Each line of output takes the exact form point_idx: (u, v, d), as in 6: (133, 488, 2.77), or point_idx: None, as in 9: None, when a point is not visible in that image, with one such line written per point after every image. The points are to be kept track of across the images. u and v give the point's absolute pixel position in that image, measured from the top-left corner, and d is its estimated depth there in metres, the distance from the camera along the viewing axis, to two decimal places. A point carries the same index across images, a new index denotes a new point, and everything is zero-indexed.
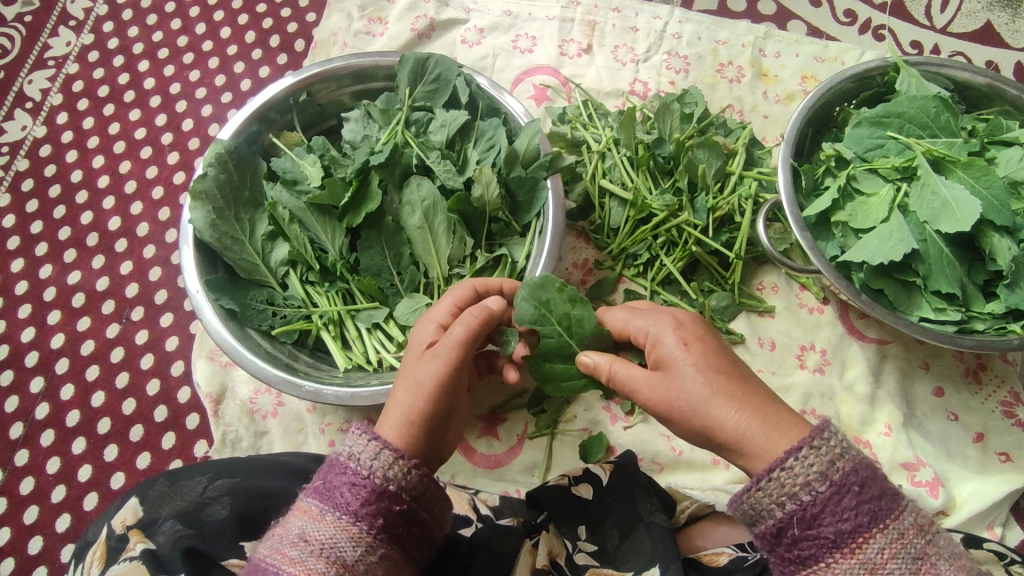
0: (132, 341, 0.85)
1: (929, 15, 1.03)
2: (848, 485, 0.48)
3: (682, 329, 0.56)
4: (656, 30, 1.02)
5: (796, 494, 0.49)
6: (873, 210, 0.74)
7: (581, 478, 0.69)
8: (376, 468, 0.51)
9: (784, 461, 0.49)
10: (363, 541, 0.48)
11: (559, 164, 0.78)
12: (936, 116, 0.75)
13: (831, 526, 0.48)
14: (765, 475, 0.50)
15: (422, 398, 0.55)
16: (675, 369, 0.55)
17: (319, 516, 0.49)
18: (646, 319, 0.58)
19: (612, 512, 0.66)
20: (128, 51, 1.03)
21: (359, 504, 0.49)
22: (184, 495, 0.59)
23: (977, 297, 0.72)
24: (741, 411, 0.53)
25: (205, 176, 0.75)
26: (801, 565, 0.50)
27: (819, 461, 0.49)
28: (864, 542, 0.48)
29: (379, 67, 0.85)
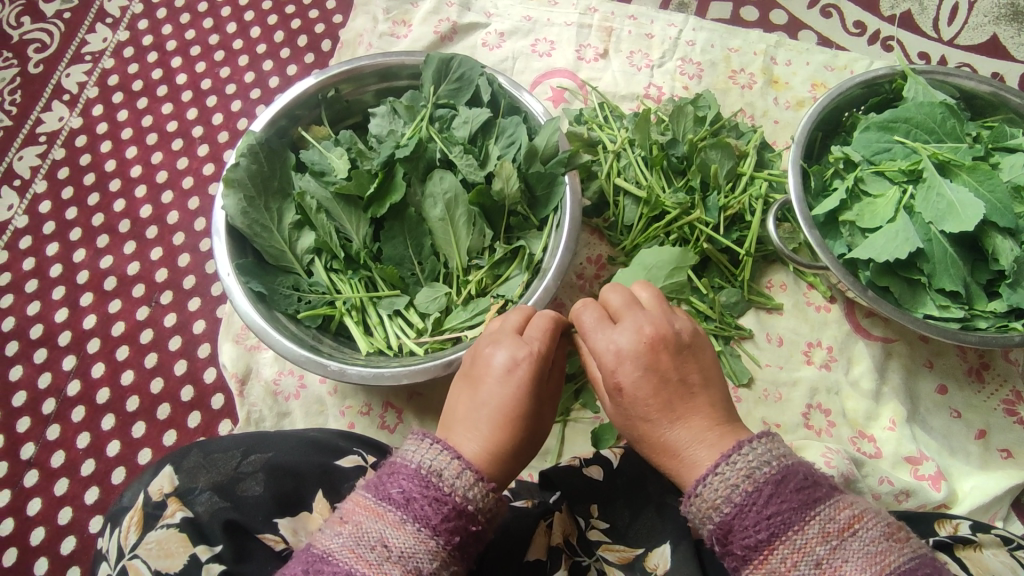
0: (161, 323, 0.89)
1: (937, 28, 1.06)
2: (749, 503, 0.49)
3: (656, 337, 0.56)
4: (671, 37, 1.05)
5: (711, 514, 0.51)
6: (879, 210, 0.76)
7: (591, 459, 0.70)
8: (457, 487, 0.52)
9: (695, 488, 0.52)
10: (441, 557, 0.49)
11: (576, 161, 0.81)
12: (941, 122, 0.78)
13: (739, 542, 0.49)
14: (687, 500, 0.52)
15: (494, 436, 0.56)
16: (627, 364, 0.55)
17: (397, 523, 0.49)
18: (620, 327, 0.56)
19: (623, 494, 0.68)
20: (162, 48, 1.07)
21: (439, 519, 0.50)
22: (219, 468, 0.62)
23: (979, 296, 0.74)
24: (693, 429, 0.55)
25: (237, 166, 0.78)
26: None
27: (725, 484, 0.50)
28: (767, 555, 0.48)
29: (403, 66, 0.89)
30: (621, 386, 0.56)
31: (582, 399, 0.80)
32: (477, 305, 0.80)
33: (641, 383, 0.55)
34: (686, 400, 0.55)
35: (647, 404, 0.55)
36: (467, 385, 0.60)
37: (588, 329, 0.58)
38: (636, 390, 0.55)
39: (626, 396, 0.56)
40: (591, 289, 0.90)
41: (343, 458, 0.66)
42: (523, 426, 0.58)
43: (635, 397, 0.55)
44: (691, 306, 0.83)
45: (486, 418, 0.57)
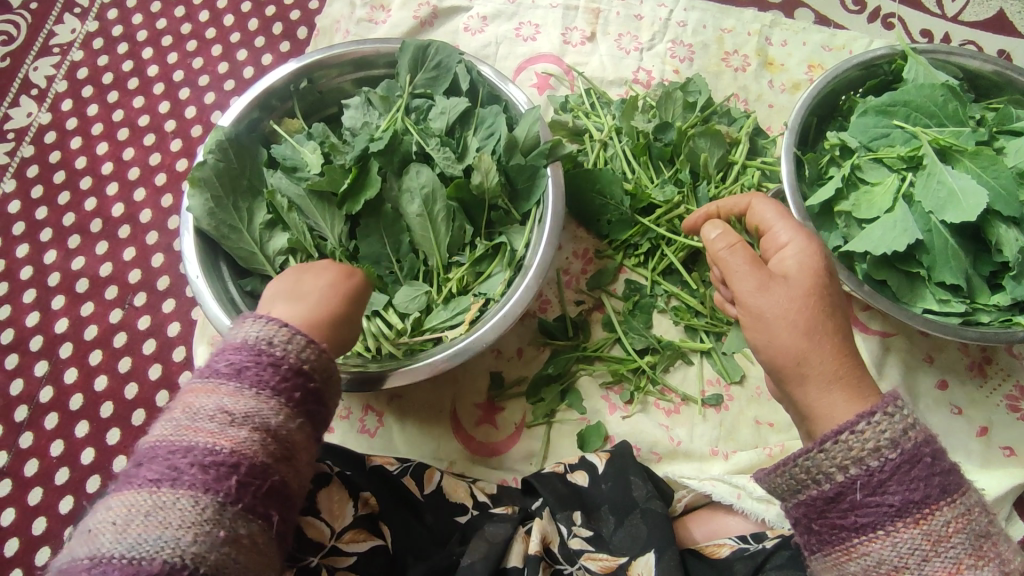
0: (134, 327, 0.86)
1: (940, 3, 1.01)
2: (918, 457, 0.50)
3: (816, 257, 0.56)
4: (661, 18, 1.01)
5: (865, 460, 0.50)
6: (877, 200, 0.72)
7: (577, 465, 0.69)
8: (290, 351, 0.53)
9: (855, 425, 0.51)
10: (283, 411, 0.51)
11: (559, 151, 0.77)
12: (943, 104, 0.74)
13: (898, 495, 0.50)
14: (835, 434, 0.51)
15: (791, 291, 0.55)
16: (791, 285, 0.55)
17: (234, 391, 0.50)
18: (786, 230, 0.58)
19: (608, 499, 0.66)
20: (132, 38, 1.03)
21: (276, 379, 0.51)
22: None
23: (982, 289, 0.70)
24: (829, 357, 0.54)
25: (203, 164, 0.75)
26: (858, 531, 0.51)
27: (891, 428, 0.50)
28: (930, 513, 0.50)
29: (379, 54, 0.85)
30: (764, 314, 0.55)
31: (568, 400, 0.78)
32: (458, 304, 0.76)
33: (790, 302, 0.54)
34: (831, 331, 0.54)
35: (788, 330, 0.54)
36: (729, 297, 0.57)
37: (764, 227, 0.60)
38: (778, 314, 0.54)
39: (760, 318, 0.55)
40: (575, 285, 0.85)
41: None
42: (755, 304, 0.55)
43: (777, 325, 0.54)
44: (681, 301, 0.80)
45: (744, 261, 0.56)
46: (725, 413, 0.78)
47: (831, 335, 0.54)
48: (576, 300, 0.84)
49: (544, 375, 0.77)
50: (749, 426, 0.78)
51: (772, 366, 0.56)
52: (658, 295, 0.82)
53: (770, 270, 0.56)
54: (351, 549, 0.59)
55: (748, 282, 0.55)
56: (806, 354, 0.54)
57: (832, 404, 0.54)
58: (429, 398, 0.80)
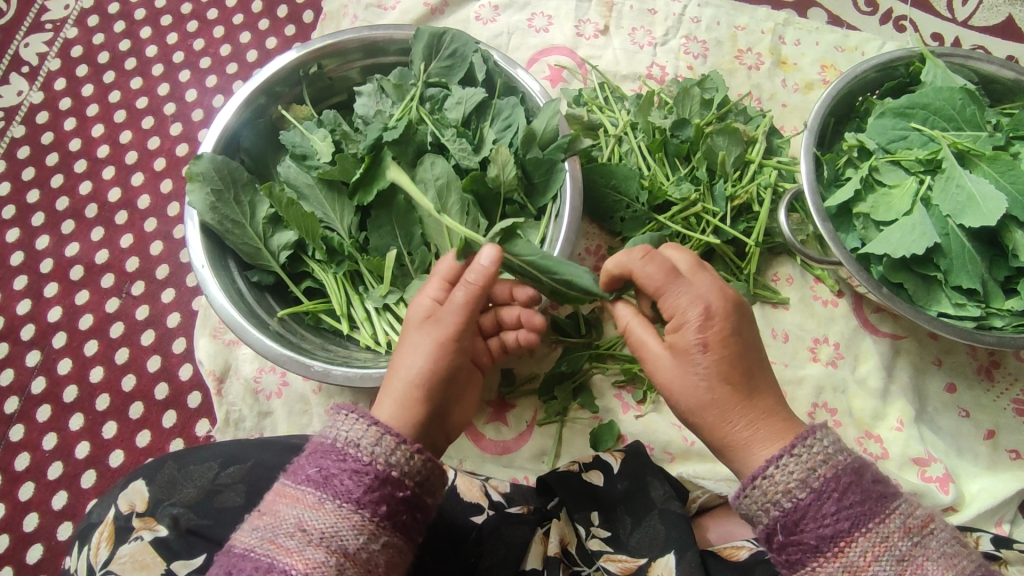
0: (132, 316, 0.84)
1: (951, 7, 1.01)
2: (828, 492, 0.50)
3: (708, 323, 0.54)
4: (675, 14, 1.00)
5: (779, 501, 0.51)
6: (895, 202, 0.72)
7: (591, 463, 0.68)
8: (377, 454, 0.52)
9: (766, 470, 0.52)
10: (366, 529, 0.50)
11: (576, 146, 0.76)
12: (961, 108, 0.74)
13: (813, 532, 0.50)
14: (750, 481, 0.52)
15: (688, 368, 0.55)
16: (688, 356, 0.54)
17: (316, 504, 0.50)
18: (678, 295, 0.54)
19: (624, 499, 0.66)
20: (129, 17, 0.99)
21: (361, 491, 0.50)
22: (193, 481, 0.56)
23: (997, 294, 0.70)
24: (736, 413, 0.54)
25: (201, 158, 0.73)
26: (791, 567, 0.52)
27: (799, 469, 0.51)
28: (847, 546, 0.50)
29: (391, 40, 0.82)
30: (668, 384, 0.56)
31: (580, 399, 0.77)
32: None
33: (684, 372, 0.55)
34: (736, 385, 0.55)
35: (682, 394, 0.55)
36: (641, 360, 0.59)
37: (653, 292, 0.55)
38: (679, 383, 0.55)
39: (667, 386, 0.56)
40: None
41: None
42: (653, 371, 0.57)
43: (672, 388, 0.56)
44: None
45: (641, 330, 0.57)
46: None
47: (733, 394, 0.54)
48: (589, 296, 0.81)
49: (557, 372, 0.76)
50: None
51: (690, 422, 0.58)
52: None
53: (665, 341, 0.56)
54: None
55: (643, 353, 0.57)
56: (709, 410, 0.55)
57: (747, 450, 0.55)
58: None
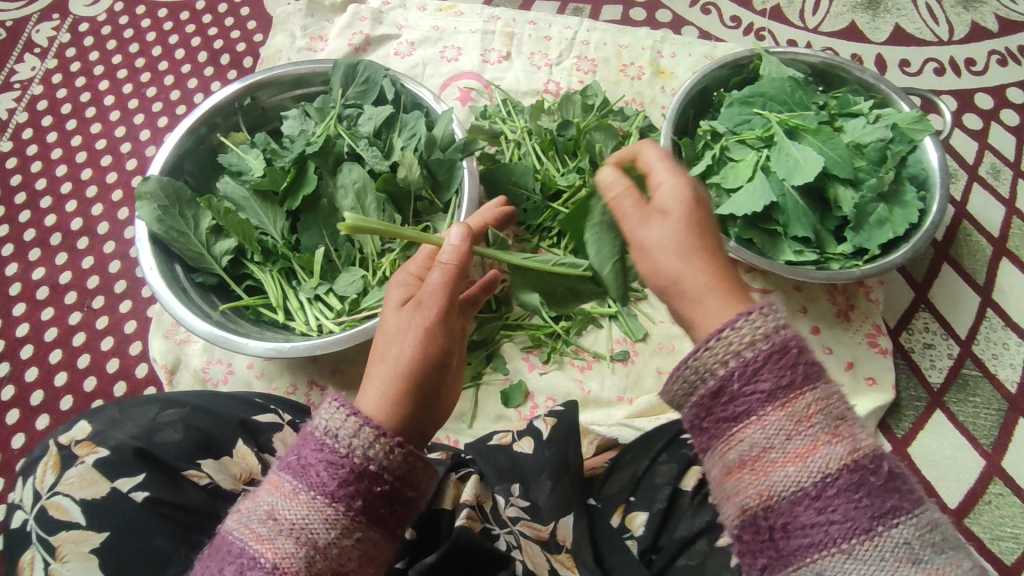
0: (93, 326, 0.94)
1: (803, 17, 1.18)
2: (787, 348, 0.52)
3: (692, 198, 0.60)
4: (567, 38, 1.16)
5: (739, 353, 0.52)
6: (740, 172, 0.86)
7: (524, 433, 0.74)
8: (356, 447, 0.53)
9: (734, 323, 0.53)
10: (339, 524, 0.51)
11: (473, 147, 0.89)
12: (791, 93, 0.89)
13: (768, 380, 0.51)
14: (713, 335, 0.53)
15: (681, 232, 0.58)
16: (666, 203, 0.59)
17: (291, 494, 0.52)
18: (664, 178, 0.61)
19: (547, 465, 0.69)
20: (89, 72, 1.14)
21: (336, 485, 0.51)
22: (134, 420, 0.61)
23: (829, 241, 0.83)
24: (700, 272, 0.57)
25: (148, 179, 0.85)
26: (733, 420, 0.52)
27: (764, 325, 0.52)
28: (794, 398, 0.51)
29: (316, 73, 0.97)
30: (644, 242, 0.59)
31: (492, 363, 0.87)
32: None
33: (666, 230, 0.58)
34: (695, 236, 0.58)
35: (660, 248, 0.58)
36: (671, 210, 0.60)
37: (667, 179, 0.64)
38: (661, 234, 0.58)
39: (645, 242, 0.59)
40: None
41: (263, 414, 0.69)
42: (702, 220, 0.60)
43: (654, 244, 0.58)
44: None
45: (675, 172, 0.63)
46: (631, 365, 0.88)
47: (699, 252, 0.58)
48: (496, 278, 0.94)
49: (471, 341, 0.87)
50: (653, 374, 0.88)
51: (657, 283, 0.59)
52: None
53: (645, 206, 0.60)
54: None
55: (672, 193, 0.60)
56: (676, 269, 0.57)
57: (708, 308, 0.56)
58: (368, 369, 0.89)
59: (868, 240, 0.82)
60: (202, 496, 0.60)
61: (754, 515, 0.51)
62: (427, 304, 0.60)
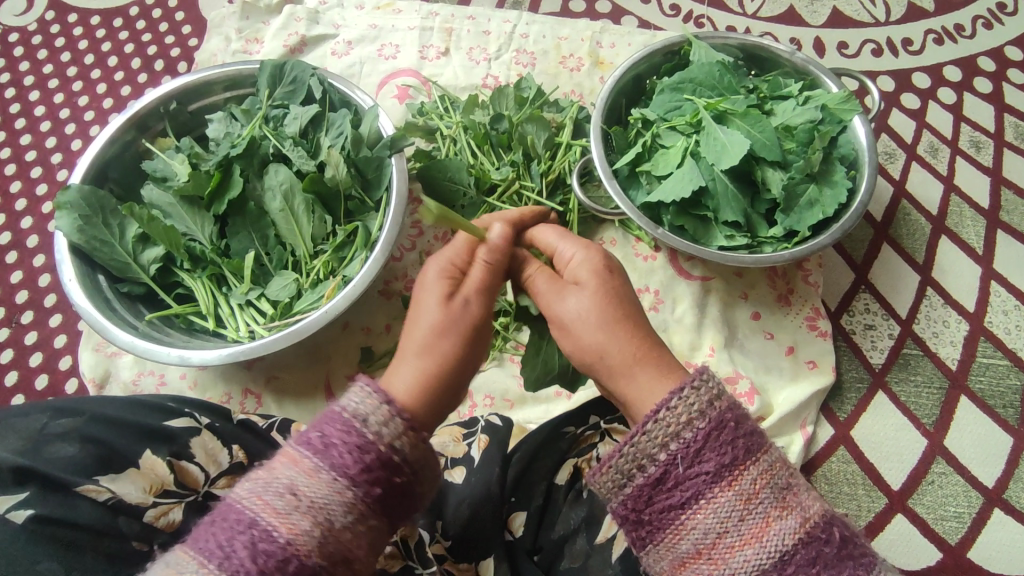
0: (21, 342, 0.91)
1: (742, 3, 1.18)
2: (724, 422, 0.52)
3: (602, 267, 0.61)
4: (506, 32, 1.15)
5: (679, 434, 0.51)
6: (670, 159, 0.85)
7: (456, 460, 0.70)
8: (385, 434, 0.51)
9: (669, 402, 0.52)
10: (355, 510, 0.49)
11: (401, 143, 0.87)
12: (719, 78, 0.88)
13: (712, 461, 0.50)
14: (655, 411, 0.52)
15: (598, 310, 0.58)
16: (584, 287, 0.60)
17: (311, 471, 0.49)
18: (571, 246, 0.63)
19: (471, 493, 0.66)
20: (19, 83, 1.12)
21: (358, 470, 0.49)
22: (19, 432, 0.58)
23: (761, 225, 0.82)
24: (627, 345, 0.57)
25: (67, 189, 0.83)
26: (682, 507, 0.51)
27: (698, 401, 0.52)
28: (739, 474, 0.50)
29: (244, 75, 0.95)
30: (564, 320, 0.60)
31: None
32: (322, 287, 0.86)
33: (584, 305, 0.59)
34: (615, 309, 0.58)
35: (583, 329, 0.58)
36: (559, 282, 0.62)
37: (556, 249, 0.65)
38: (579, 315, 0.58)
39: (569, 325, 0.59)
40: None
41: (175, 419, 0.65)
42: (618, 289, 0.60)
43: (576, 325, 0.58)
44: None
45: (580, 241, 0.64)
46: None
47: (623, 326, 0.58)
48: None
49: None
50: None
51: (591, 366, 0.59)
52: None
53: (563, 282, 0.61)
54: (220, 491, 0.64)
55: (586, 269, 0.60)
56: (604, 345, 0.57)
57: (641, 386, 0.56)
58: (305, 376, 0.88)
59: (798, 223, 0.81)
60: (100, 513, 0.56)
61: None
62: (473, 301, 0.60)
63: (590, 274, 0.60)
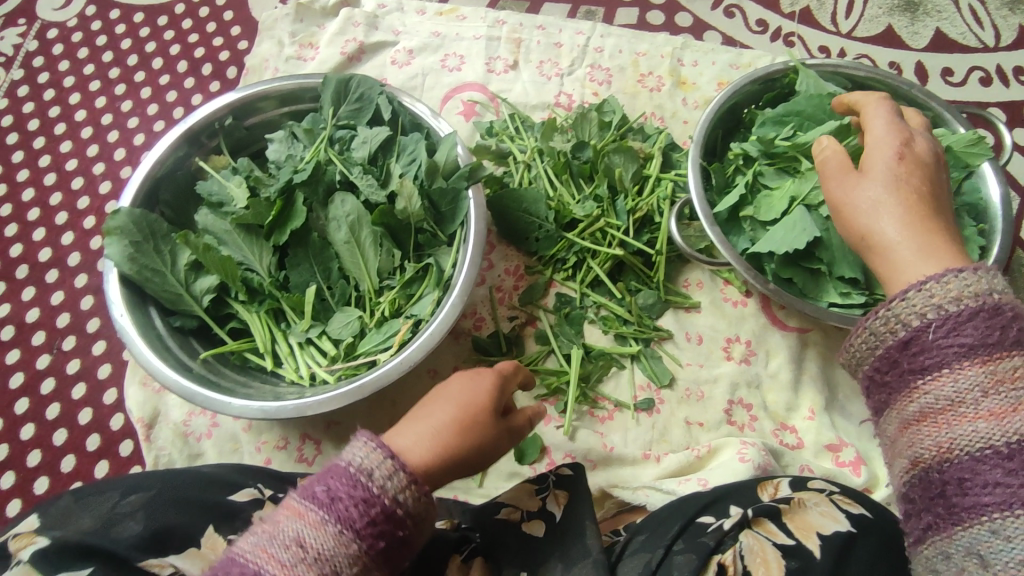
0: (63, 372, 0.85)
1: (835, 21, 1.09)
2: (997, 310, 0.47)
3: (905, 150, 0.60)
4: (579, 45, 1.06)
5: (941, 307, 0.48)
6: (775, 203, 0.77)
7: (534, 514, 0.64)
8: (388, 488, 0.47)
9: (942, 276, 0.49)
10: (358, 564, 0.45)
11: (479, 173, 0.80)
12: (832, 112, 0.79)
13: (970, 334, 0.46)
14: (915, 286, 0.50)
15: (896, 198, 0.57)
16: (876, 180, 0.58)
17: (318, 525, 0.45)
18: (886, 129, 0.62)
19: (556, 546, 0.61)
20: (59, 84, 1.05)
21: (363, 523, 0.45)
22: (90, 511, 0.53)
23: (880, 281, 0.75)
24: (905, 226, 0.56)
25: (118, 213, 0.76)
26: (922, 373, 0.48)
27: (958, 285, 0.48)
28: (1002, 357, 0.46)
29: (304, 89, 0.87)
30: (850, 202, 0.59)
31: None
32: (389, 328, 0.78)
33: (879, 190, 0.58)
34: (914, 194, 0.57)
35: (862, 207, 0.58)
36: (899, 181, 0.58)
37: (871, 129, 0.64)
38: (864, 198, 0.58)
39: (847, 208, 0.59)
40: (509, 302, 0.88)
41: (238, 493, 0.60)
42: (917, 183, 0.58)
43: (860, 204, 0.58)
44: (609, 310, 0.84)
45: (890, 133, 0.62)
46: (657, 416, 0.81)
47: (911, 212, 0.56)
48: (510, 317, 0.87)
49: None
50: (681, 427, 0.81)
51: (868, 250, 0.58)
52: (588, 306, 0.86)
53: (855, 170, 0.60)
54: None
55: (887, 150, 0.60)
56: (903, 239, 0.55)
57: (906, 262, 0.55)
58: (367, 421, 0.82)
59: None
60: None
61: (928, 469, 0.47)
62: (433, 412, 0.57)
63: (890, 181, 0.58)
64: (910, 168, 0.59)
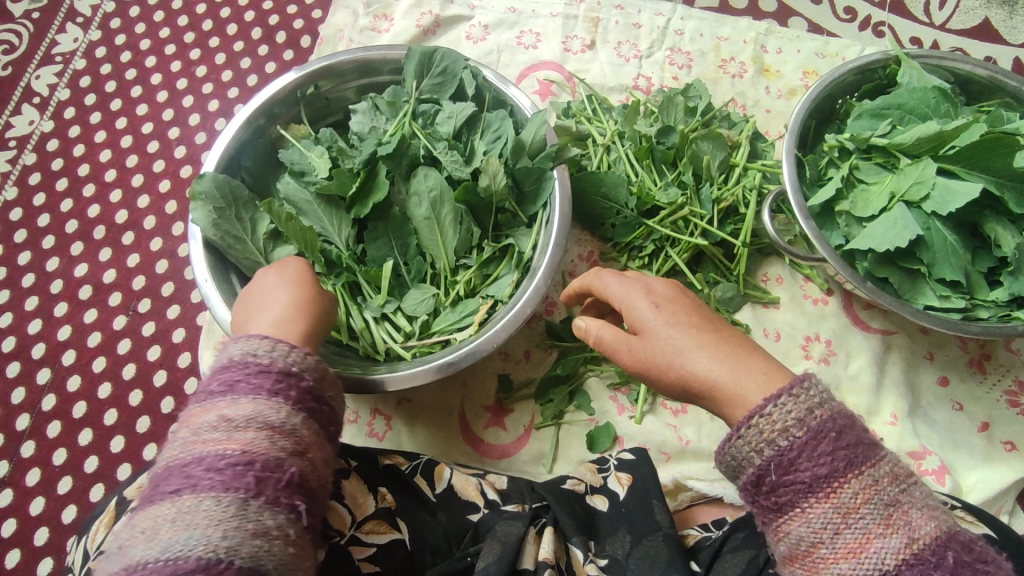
0: (138, 333, 0.89)
1: (928, 12, 1.04)
2: (824, 431, 0.49)
3: (650, 291, 0.58)
4: (659, 27, 1.03)
5: (773, 440, 0.49)
6: (873, 199, 0.74)
7: (597, 488, 0.69)
8: (279, 356, 0.53)
9: (762, 409, 0.50)
10: (285, 409, 0.51)
11: (565, 155, 0.79)
12: (935, 107, 0.76)
13: (806, 471, 0.48)
14: (745, 421, 0.50)
15: (687, 339, 0.55)
16: (656, 331, 0.56)
17: (234, 402, 0.50)
18: (620, 284, 0.60)
19: (625, 520, 0.66)
20: (135, 47, 1.05)
21: (272, 381, 0.52)
22: None
23: (981, 286, 0.73)
24: (715, 361, 0.54)
25: (203, 177, 0.75)
26: (778, 512, 0.49)
27: (797, 408, 0.49)
28: (838, 486, 0.48)
29: (384, 60, 0.86)
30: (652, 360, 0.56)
31: (575, 401, 0.80)
32: (467, 307, 0.77)
33: (669, 335, 0.55)
34: (695, 321, 0.56)
35: (671, 353, 0.55)
36: (677, 310, 0.57)
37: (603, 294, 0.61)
38: (657, 355, 0.56)
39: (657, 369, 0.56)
40: None
41: None
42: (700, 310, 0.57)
43: (674, 361, 0.55)
44: None
45: (622, 283, 0.59)
46: None
47: (725, 340, 0.55)
48: None
49: (553, 376, 0.79)
50: None
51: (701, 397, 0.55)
52: None
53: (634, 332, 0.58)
54: (371, 540, 0.60)
55: (636, 298, 0.58)
56: (726, 375, 0.53)
57: (745, 391, 0.52)
58: (439, 398, 0.82)
59: None
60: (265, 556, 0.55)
61: None
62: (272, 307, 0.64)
63: (665, 319, 0.56)
64: (674, 304, 0.57)
